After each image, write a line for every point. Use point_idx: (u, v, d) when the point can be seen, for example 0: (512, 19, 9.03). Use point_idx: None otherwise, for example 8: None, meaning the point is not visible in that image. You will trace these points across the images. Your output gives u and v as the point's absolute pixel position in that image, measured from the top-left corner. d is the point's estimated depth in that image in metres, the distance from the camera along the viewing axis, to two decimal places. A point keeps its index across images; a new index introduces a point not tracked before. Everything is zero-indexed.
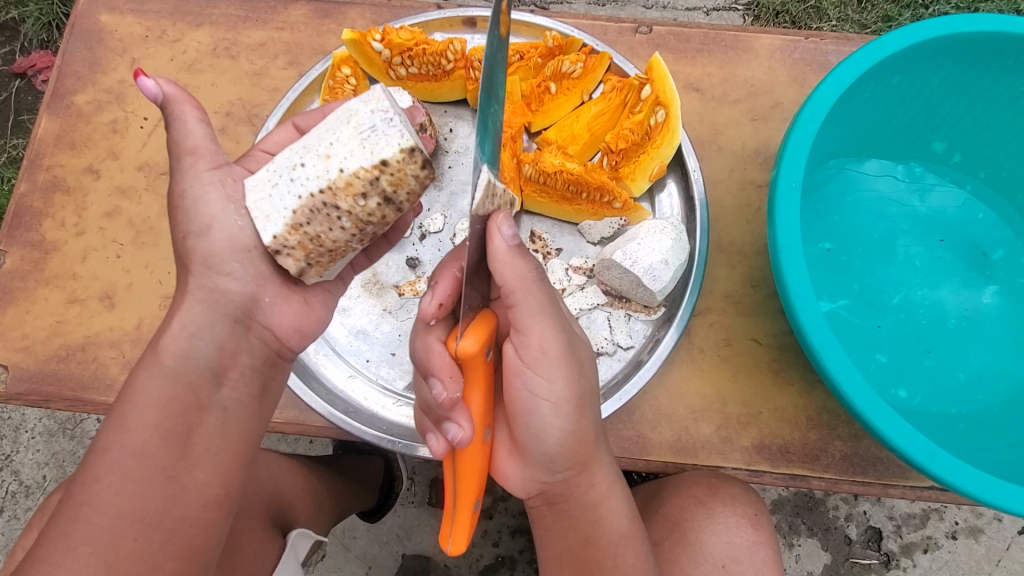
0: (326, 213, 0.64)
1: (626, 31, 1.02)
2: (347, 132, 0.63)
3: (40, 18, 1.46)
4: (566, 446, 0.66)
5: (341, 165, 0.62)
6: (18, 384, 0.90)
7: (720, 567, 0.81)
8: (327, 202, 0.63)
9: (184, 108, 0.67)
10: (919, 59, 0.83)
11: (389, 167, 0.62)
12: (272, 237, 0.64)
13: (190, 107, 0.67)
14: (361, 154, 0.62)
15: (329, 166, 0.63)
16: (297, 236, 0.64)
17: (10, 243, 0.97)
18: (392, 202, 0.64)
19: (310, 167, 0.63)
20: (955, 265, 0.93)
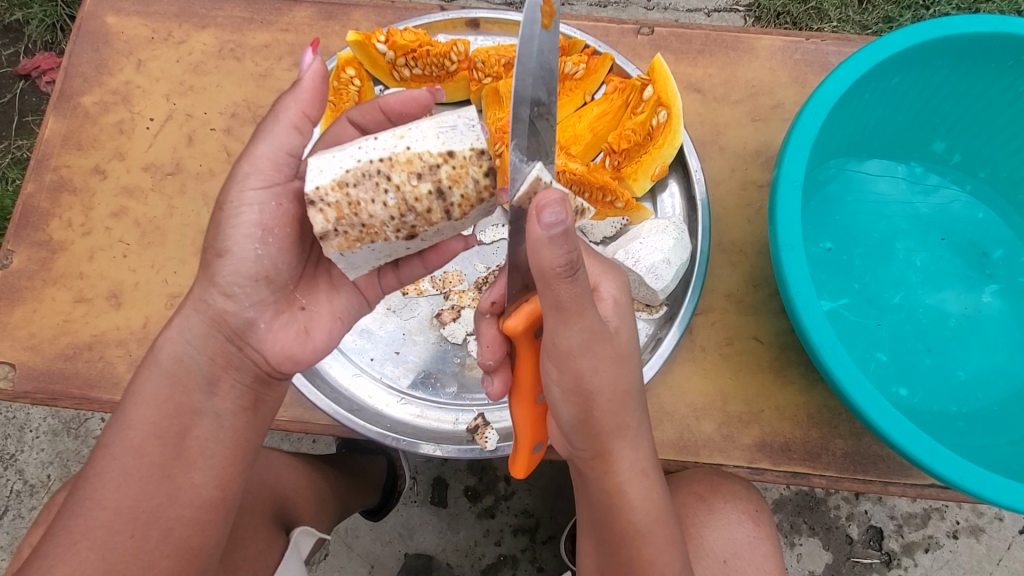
0: (377, 182, 0.61)
1: (628, 32, 1.03)
2: (427, 123, 0.63)
3: (44, 20, 1.47)
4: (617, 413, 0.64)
5: (410, 143, 0.62)
6: (25, 383, 0.91)
7: (721, 562, 0.82)
8: (382, 172, 0.61)
9: (300, 98, 0.65)
10: (919, 60, 0.83)
11: (455, 159, 0.62)
12: (313, 187, 0.60)
13: (312, 99, 0.66)
14: (433, 141, 0.62)
15: (399, 142, 0.62)
16: (338, 195, 0.61)
17: (18, 243, 0.98)
18: (444, 197, 0.62)
19: (380, 140, 0.62)
20: (955, 264, 0.94)
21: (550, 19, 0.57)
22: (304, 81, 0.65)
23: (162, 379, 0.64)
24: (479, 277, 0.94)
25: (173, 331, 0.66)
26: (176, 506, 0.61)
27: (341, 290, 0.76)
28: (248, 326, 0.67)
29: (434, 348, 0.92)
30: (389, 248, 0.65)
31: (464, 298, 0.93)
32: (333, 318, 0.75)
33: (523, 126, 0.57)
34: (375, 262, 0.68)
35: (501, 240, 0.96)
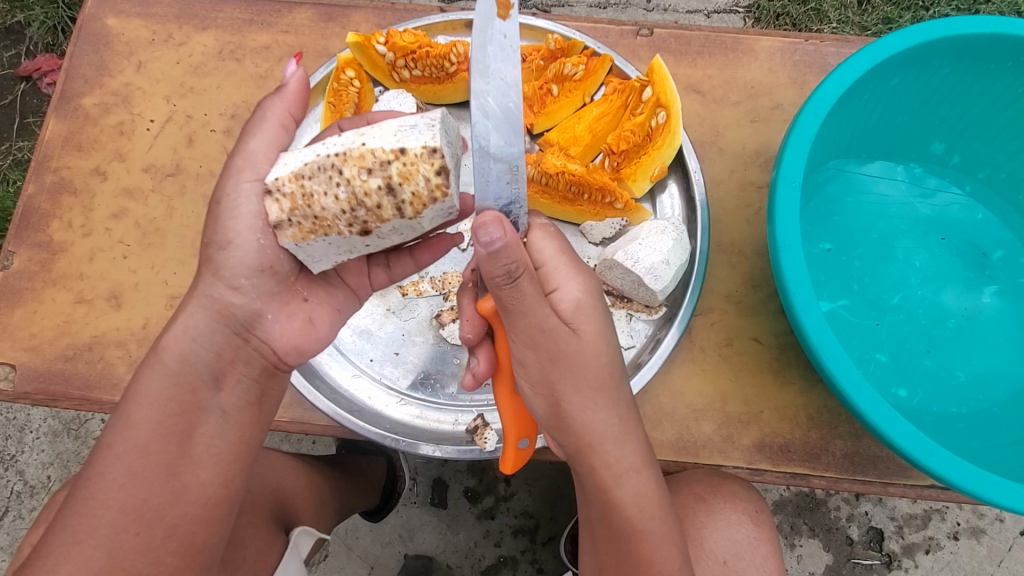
0: (330, 175, 0.61)
1: (627, 33, 1.03)
2: (391, 125, 0.63)
3: (45, 22, 1.47)
4: (599, 422, 0.64)
5: (367, 140, 0.62)
6: (25, 383, 0.91)
7: (720, 563, 0.82)
8: (336, 166, 0.61)
9: (286, 100, 0.68)
10: (917, 62, 0.83)
11: (406, 156, 0.60)
12: (274, 178, 0.62)
13: (297, 102, 0.69)
14: (388, 138, 0.61)
15: (357, 139, 0.62)
16: (294, 186, 0.62)
17: (18, 244, 0.98)
18: (394, 193, 0.60)
19: (344, 139, 0.63)
20: (954, 265, 0.94)
21: (507, 10, 0.58)
22: (292, 84, 0.68)
23: (161, 379, 0.64)
24: None
25: (173, 330, 0.65)
26: (177, 505, 0.61)
27: (342, 292, 0.76)
28: (243, 320, 0.67)
29: (434, 348, 0.92)
30: (344, 242, 0.64)
31: None
32: (333, 319, 0.75)
33: (484, 103, 0.58)
34: (337, 258, 0.67)
35: None
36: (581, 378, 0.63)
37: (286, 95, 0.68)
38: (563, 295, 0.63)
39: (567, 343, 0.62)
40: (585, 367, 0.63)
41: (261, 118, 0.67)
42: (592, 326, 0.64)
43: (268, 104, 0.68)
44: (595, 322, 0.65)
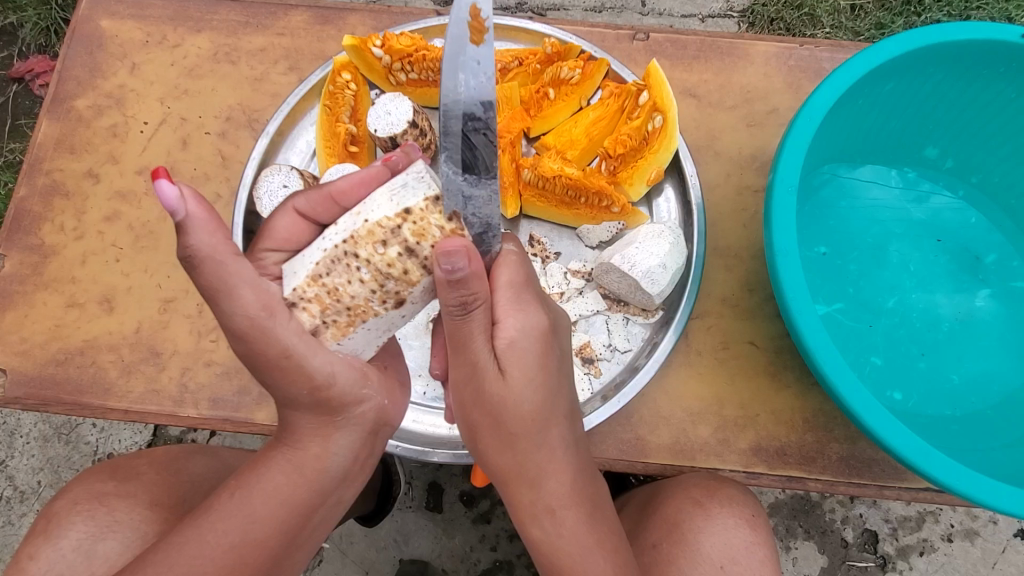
0: (348, 263, 0.58)
1: (623, 37, 1.03)
2: (378, 193, 0.59)
3: (38, 22, 1.46)
4: (535, 462, 0.63)
5: (367, 216, 0.58)
6: (16, 389, 0.90)
7: (717, 568, 0.78)
8: (349, 253, 0.58)
9: (205, 230, 0.51)
10: (911, 68, 0.84)
11: (413, 215, 0.57)
12: (290, 290, 0.59)
13: (213, 228, 0.52)
14: (387, 206, 0.58)
15: (356, 219, 0.58)
16: (316, 287, 0.59)
17: (10, 247, 0.97)
18: (417, 254, 0.58)
19: (340, 224, 0.59)
20: (948, 268, 0.94)
21: (481, 34, 0.53)
22: (182, 208, 0.50)
23: None
24: None
25: None
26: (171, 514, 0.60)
27: None
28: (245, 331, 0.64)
29: (430, 352, 0.92)
30: (384, 321, 0.61)
31: None
32: None
33: (455, 141, 0.56)
34: (380, 340, 0.64)
35: None
36: (504, 416, 0.62)
37: (197, 223, 0.50)
38: (501, 331, 0.62)
39: (496, 383, 0.61)
40: (507, 409, 0.62)
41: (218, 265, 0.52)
42: (523, 370, 0.62)
43: (201, 249, 0.51)
44: (527, 364, 0.62)
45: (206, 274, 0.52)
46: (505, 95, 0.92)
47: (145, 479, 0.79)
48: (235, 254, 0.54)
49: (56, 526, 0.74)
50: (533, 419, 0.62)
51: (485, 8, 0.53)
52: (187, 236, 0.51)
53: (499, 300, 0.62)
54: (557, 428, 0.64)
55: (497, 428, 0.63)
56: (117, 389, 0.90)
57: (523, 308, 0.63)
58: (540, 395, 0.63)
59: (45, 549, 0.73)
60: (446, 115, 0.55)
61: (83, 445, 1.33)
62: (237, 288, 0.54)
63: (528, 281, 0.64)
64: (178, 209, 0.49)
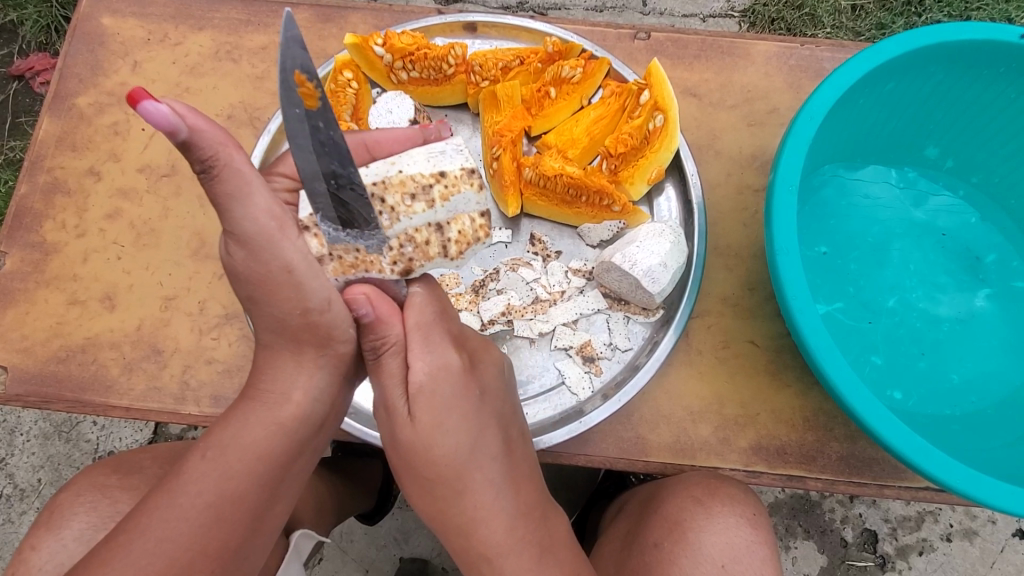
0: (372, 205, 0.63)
1: (624, 37, 1.03)
2: (418, 152, 0.67)
3: (38, 21, 1.46)
4: (453, 507, 0.62)
5: (402, 167, 0.65)
6: (18, 386, 0.91)
7: (719, 568, 0.78)
8: (376, 194, 0.63)
9: (217, 140, 0.50)
10: (911, 67, 0.84)
11: (446, 178, 0.65)
12: (305, 213, 0.61)
13: (211, 130, 0.50)
14: (424, 164, 0.65)
15: (391, 167, 0.65)
16: None
17: (11, 244, 0.97)
18: (443, 231, 0.65)
19: (374, 168, 0.65)
20: (948, 267, 0.95)
21: (314, 100, 0.54)
22: (182, 125, 0.47)
23: None
24: (474, 279, 0.93)
25: None
26: None
27: None
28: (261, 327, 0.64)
29: None
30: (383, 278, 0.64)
31: (460, 300, 0.91)
32: None
33: (324, 201, 0.58)
34: None
35: (497, 243, 0.94)
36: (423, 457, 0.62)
37: (202, 131, 0.48)
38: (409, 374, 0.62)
39: (406, 428, 0.62)
40: (420, 456, 0.62)
41: (240, 178, 0.53)
42: (433, 414, 0.61)
43: (218, 158, 0.50)
44: (435, 409, 0.62)
45: (225, 183, 0.52)
46: (507, 93, 0.92)
47: (148, 472, 0.79)
48: (248, 164, 0.54)
49: (63, 520, 0.74)
50: (448, 465, 0.62)
51: (312, 73, 0.53)
52: (198, 152, 0.49)
53: (410, 343, 0.64)
54: (480, 471, 0.63)
55: (414, 475, 0.63)
56: (119, 386, 0.91)
57: (435, 350, 0.64)
58: (454, 440, 0.62)
59: (54, 540, 0.73)
60: (308, 178, 0.57)
61: (83, 442, 1.33)
62: (252, 198, 0.54)
63: (437, 321, 0.66)
64: (179, 129, 0.46)
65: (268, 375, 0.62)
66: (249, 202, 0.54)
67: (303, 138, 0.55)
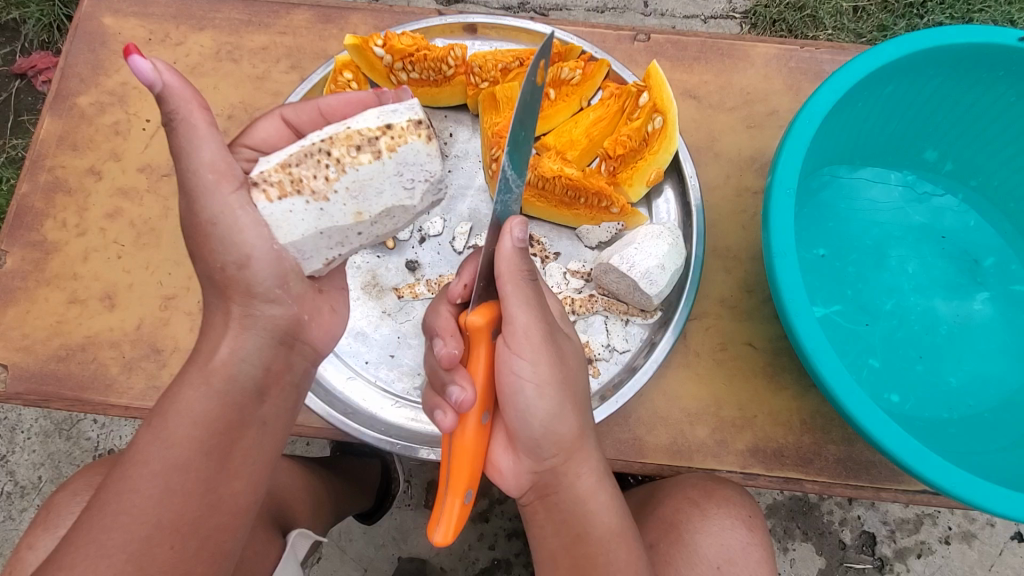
0: (319, 159, 0.62)
1: (624, 39, 1.03)
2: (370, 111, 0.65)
3: (40, 19, 1.47)
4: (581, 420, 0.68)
5: (351, 123, 0.63)
6: (17, 384, 0.91)
7: (714, 569, 0.79)
8: (323, 150, 0.62)
9: (183, 98, 0.55)
10: (911, 70, 0.84)
11: (393, 130, 0.63)
12: (258, 171, 0.61)
13: (189, 90, 0.55)
14: (372, 119, 0.63)
15: (340, 124, 0.64)
16: (282, 175, 0.61)
17: (11, 243, 0.97)
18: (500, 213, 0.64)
19: (325, 127, 0.64)
20: (947, 271, 0.95)
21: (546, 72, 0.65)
22: (157, 80, 0.53)
23: None
24: None
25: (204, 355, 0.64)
26: None
27: None
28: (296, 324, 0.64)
29: None
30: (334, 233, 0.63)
31: None
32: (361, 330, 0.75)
33: None
34: (330, 252, 0.64)
35: None
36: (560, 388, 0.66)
37: (176, 88, 0.54)
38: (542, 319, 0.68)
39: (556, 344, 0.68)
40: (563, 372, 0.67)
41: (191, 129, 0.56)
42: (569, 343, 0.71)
43: (178, 113, 0.55)
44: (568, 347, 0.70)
45: (178, 136, 0.56)
46: (506, 95, 0.92)
47: None
48: (211, 125, 0.57)
49: (60, 519, 0.75)
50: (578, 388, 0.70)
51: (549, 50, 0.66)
52: (167, 105, 0.55)
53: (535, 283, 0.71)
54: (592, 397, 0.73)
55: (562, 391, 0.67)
56: (118, 385, 0.91)
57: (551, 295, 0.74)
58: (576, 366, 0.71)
59: (50, 539, 0.73)
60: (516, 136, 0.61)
61: (83, 441, 1.34)
62: (199, 152, 0.57)
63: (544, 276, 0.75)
64: (154, 82, 0.53)
65: (266, 374, 0.62)
66: (196, 156, 0.57)
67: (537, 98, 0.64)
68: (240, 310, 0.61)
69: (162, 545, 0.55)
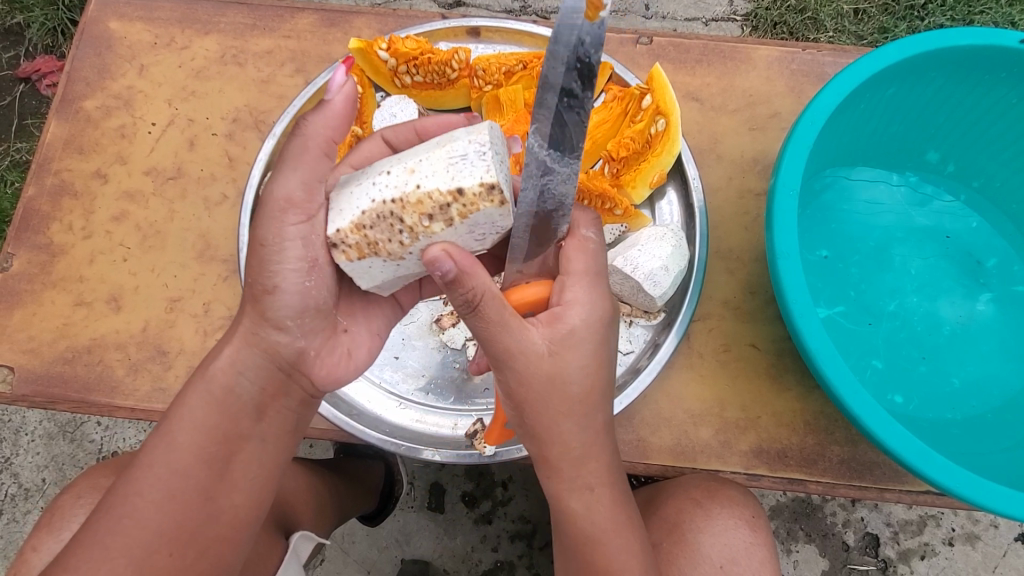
0: (392, 223, 0.60)
1: (627, 41, 1.04)
2: (438, 155, 0.60)
3: (45, 24, 1.47)
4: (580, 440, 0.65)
5: (421, 182, 0.59)
6: (24, 386, 0.91)
7: (716, 568, 0.79)
8: (395, 213, 0.60)
9: (326, 117, 0.64)
10: (913, 72, 0.84)
11: (464, 197, 0.58)
12: (334, 231, 0.61)
13: (341, 122, 0.65)
14: (442, 176, 0.59)
15: (409, 179, 0.60)
16: (356, 237, 0.61)
17: (18, 246, 0.98)
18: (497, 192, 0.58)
19: (393, 175, 0.61)
20: (949, 272, 0.95)
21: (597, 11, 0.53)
22: (333, 94, 0.64)
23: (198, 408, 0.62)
24: None
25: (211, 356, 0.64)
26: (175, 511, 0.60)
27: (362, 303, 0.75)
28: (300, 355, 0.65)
29: (434, 353, 0.92)
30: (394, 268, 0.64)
31: None
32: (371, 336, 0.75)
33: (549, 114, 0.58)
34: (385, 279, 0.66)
35: None
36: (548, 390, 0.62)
37: (330, 114, 0.64)
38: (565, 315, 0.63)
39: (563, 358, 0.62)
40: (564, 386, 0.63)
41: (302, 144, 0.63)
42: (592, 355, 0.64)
43: (308, 125, 0.64)
44: (583, 352, 0.64)
45: (296, 147, 0.63)
46: (510, 97, 0.93)
47: None
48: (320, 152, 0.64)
49: (66, 520, 0.75)
50: (584, 403, 0.64)
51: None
52: (320, 113, 0.64)
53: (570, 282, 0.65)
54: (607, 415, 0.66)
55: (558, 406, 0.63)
56: (124, 387, 0.91)
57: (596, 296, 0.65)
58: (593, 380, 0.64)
59: (56, 539, 0.74)
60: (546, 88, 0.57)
61: (87, 443, 1.34)
62: (295, 171, 0.63)
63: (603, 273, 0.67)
64: (330, 92, 0.64)
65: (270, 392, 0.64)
66: (287, 170, 0.63)
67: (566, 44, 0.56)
68: (258, 330, 0.63)
69: (161, 553, 0.59)
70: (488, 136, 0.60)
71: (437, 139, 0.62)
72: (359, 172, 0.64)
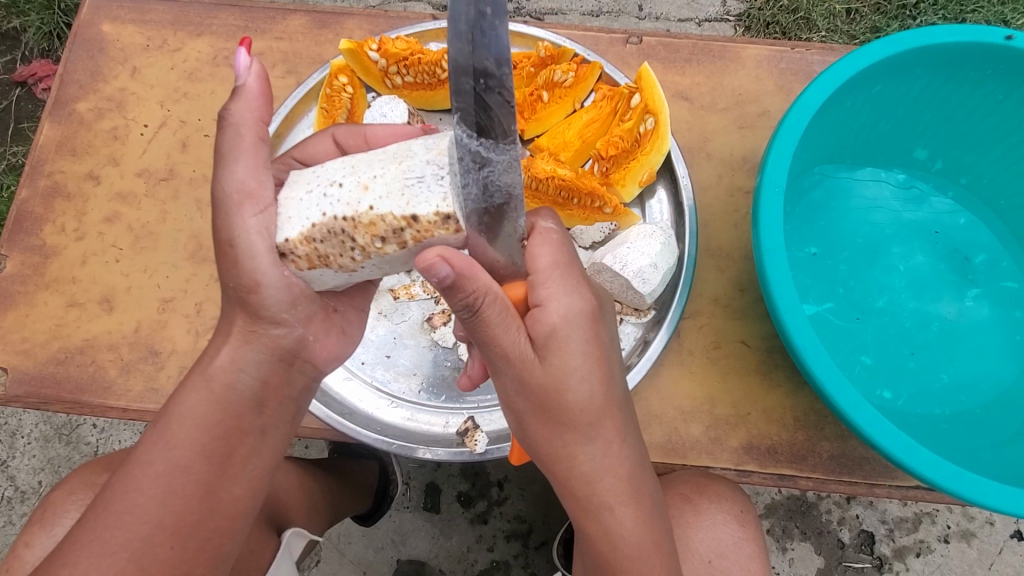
0: (343, 240, 0.59)
1: (617, 41, 1.04)
2: (394, 171, 0.58)
3: (41, 27, 1.48)
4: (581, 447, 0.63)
5: (375, 203, 0.57)
6: (17, 387, 0.92)
7: (705, 562, 0.82)
8: (347, 231, 0.58)
9: (246, 105, 0.59)
10: (899, 70, 0.85)
11: (419, 223, 0.57)
12: (283, 240, 0.59)
13: (263, 103, 0.61)
14: (396, 199, 0.57)
15: (363, 199, 0.58)
16: (307, 249, 0.59)
17: (11, 248, 0.98)
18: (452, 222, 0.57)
19: (346, 189, 0.59)
20: (937, 269, 0.95)
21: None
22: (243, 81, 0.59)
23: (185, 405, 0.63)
24: None
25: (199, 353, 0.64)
26: None
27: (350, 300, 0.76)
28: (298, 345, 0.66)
29: (425, 352, 0.92)
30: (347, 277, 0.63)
31: None
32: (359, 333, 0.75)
33: (466, 100, 0.53)
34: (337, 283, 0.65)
35: None
36: (527, 389, 0.61)
37: (246, 100, 0.59)
38: (544, 316, 0.60)
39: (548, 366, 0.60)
40: (554, 397, 0.61)
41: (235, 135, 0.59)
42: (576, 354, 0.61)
43: (231, 116, 0.59)
44: (572, 353, 0.61)
45: (224, 138, 0.59)
46: None
47: None
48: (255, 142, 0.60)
49: (57, 518, 0.76)
50: (583, 413, 0.62)
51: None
52: (236, 99, 0.60)
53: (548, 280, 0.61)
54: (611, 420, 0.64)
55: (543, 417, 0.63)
56: (116, 387, 0.92)
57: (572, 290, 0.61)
58: (590, 387, 0.62)
59: (47, 537, 0.74)
60: (456, 72, 0.52)
61: (82, 445, 1.34)
62: (235, 166, 0.59)
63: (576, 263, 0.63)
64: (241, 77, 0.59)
65: (264, 386, 0.64)
66: (232, 165, 0.59)
67: (466, 11, 0.51)
68: (248, 325, 0.62)
69: (164, 546, 0.58)
70: (445, 159, 0.58)
71: (395, 151, 0.60)
72: (312, 171, 0.62)
